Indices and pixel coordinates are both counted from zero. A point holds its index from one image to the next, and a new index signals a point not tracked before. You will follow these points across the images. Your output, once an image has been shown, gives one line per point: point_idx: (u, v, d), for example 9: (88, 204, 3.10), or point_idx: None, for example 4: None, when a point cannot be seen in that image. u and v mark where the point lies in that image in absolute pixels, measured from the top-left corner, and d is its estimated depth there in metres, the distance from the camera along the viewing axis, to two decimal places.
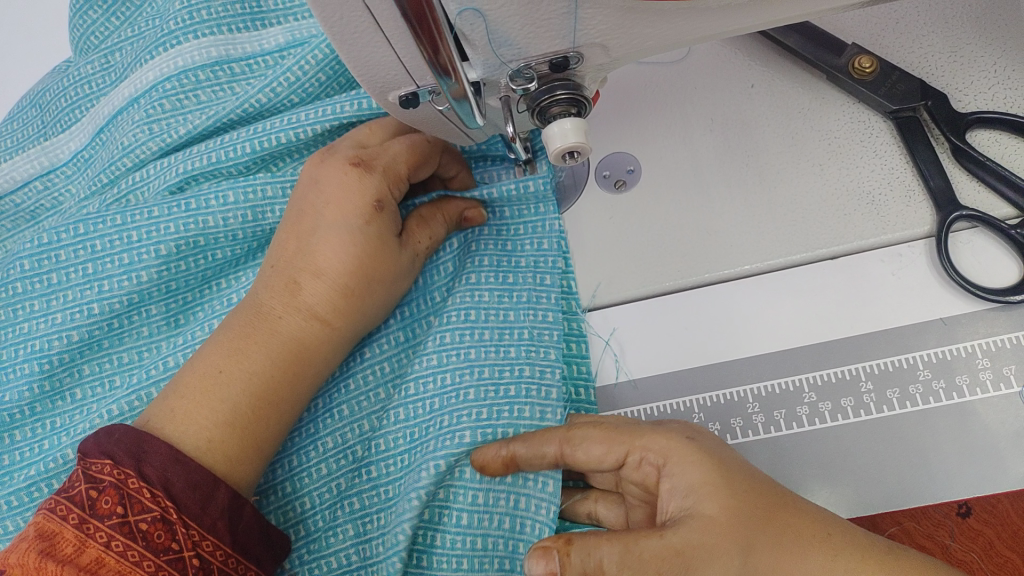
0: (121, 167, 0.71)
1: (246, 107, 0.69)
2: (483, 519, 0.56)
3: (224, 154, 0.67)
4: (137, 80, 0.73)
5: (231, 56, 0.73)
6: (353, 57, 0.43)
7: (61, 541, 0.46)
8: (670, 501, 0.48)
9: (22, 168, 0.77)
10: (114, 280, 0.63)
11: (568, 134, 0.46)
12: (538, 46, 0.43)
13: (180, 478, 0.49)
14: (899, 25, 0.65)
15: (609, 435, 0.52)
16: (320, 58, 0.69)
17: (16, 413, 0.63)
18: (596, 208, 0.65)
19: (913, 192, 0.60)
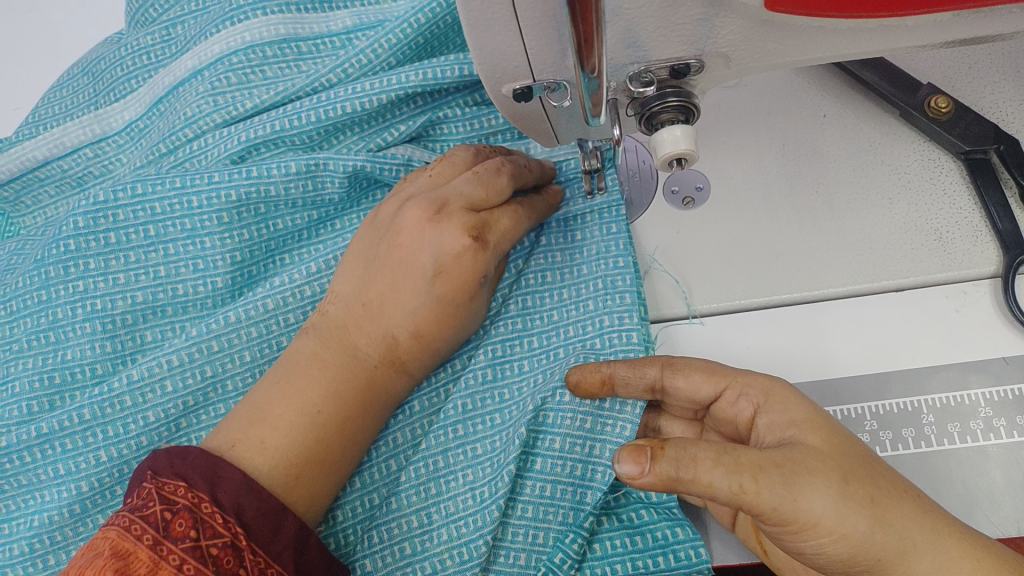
0: (181, 137, 0.71)
1: (315, 85, 0.69)
2: (548, 512, 0.57)
3: (289, 122, 0.67)
4: (201, 52, 0.72)
5: (299, 35, 0.72)
6: (481, 44, 0.43)
7: (135, 561, 0.43)
8: (769, 434, 0.50)
9: (73, 134, 0.75)
10: (180, 245, 0.63)
11: (679, 141, 0.46)
12: (664, 51, 0.44)
13: (251, 504, 0.48)
14: (971, 70, 0.66)
15: (712, 368, 0.55)
16: (393, 42, 0.68)
17: (76, 373, 0.62)
18: (663, 222, 0.66)
19: (980, 234, 0.61)
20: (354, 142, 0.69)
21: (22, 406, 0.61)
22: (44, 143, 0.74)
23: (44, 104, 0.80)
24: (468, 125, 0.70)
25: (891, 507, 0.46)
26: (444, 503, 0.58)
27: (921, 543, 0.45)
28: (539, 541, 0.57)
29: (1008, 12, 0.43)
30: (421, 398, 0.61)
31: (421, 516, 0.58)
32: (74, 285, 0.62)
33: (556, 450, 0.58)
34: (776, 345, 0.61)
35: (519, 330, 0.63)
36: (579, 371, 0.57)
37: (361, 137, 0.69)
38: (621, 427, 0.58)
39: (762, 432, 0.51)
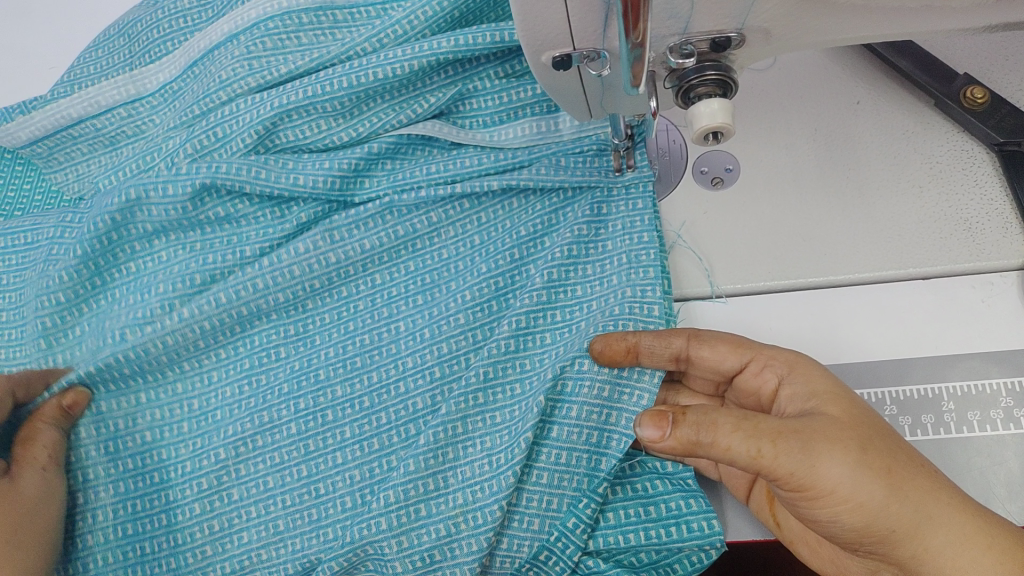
0: (215, 99, 0.71)
1: (350, 53, 0.70)
2: (562, 478, 0.58)
3: (322, 88, 0.67)
4: (238, 17, 0.72)
5: (335, 3, 0.73)
6: (523, 10, 0.44)
7: None
8: (791, 406, 0.53)
9: (109, 93, 0.76)
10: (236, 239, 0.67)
11: (716, 114, 0.46)
12: (704, 23, 0.44)
13: None
14: (1009, 62, 0.66)
15: (739, 340, 0.57)
16: (429, 14, 0.69)
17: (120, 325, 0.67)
18: (692, 202, 0.66)
19: (1011, 225, 0.61)
20: (386, 111, 0.70)
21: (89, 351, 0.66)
22: (79, 101, 0.75)
23: (80, 64, 0.81)
24: (497, 100, 0.71)
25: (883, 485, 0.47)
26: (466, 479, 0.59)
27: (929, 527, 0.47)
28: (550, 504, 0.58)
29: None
30: (441, 363, 0.63)
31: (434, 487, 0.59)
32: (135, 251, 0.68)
33: (586, 422, 0.58)
34: (799, 327, 0.62)
35: (545, 302, 0.63)
36: (603, 340, 0.58)
37: (391, 105, 0.70)
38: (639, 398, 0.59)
39: (784, 403, 0.54)
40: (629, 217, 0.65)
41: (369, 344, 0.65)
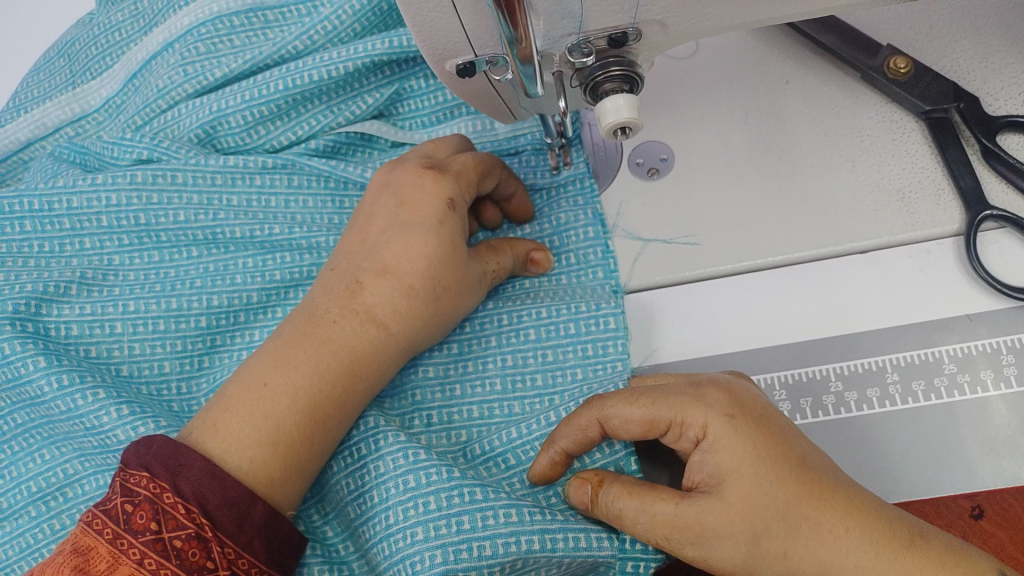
0: (155, 109, 0.72)
1: (282, 54, 0.70)
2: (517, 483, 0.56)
3: (258, 92, 0.68)
4: (171, 26, 0.73)
5: (265, 4, 0.73)
6: (419, 21, 0.44)
7: (95, 557, 0.44)
8: (698, 472, 0.48)
9: (53, 114, 0.76)
10: (201, 194, 0.67)
11: (621, 109, 0.47)
12: (601, 20, 0.44)
13: (216, 494, 0.47)
14: (933, 30, 0.66)
15: (649, 406, 0.49)
16: (357, 8, 0.69)
17: (54, 329, 0.62)
18: (631, 194, 0.66)
19: (943, 192, 0.61)
20: (324, 112, 0.70)
21: (13, 368, 0.59)
22: (24, 125, 0.76)
23: (23, 90, 0.81)
24: (432, 100, 0.72)
25: (812, 548, 0.46)
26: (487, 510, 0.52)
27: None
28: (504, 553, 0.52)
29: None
30: (423, 388, 0.60)
31: (442, 497, 0.52)
32: (79, 240, 0.65)
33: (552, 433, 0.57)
34: (751, 309, 0.62)
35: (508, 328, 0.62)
36: (537, 475, 0.53)
37: (329, 107, 0.70)
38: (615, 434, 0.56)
39: (695, 469, 0.49)
40: (585, 249, 0.65)
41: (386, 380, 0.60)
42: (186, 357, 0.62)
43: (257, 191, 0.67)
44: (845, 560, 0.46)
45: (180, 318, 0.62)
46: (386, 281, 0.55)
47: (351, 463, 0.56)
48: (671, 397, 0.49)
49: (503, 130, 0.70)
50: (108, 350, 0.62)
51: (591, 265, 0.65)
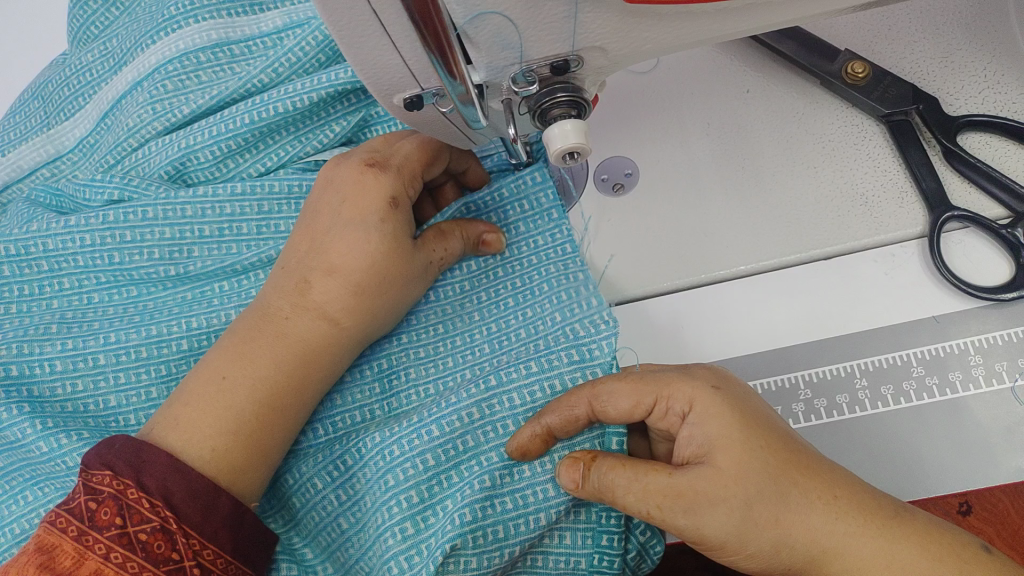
0: (126, 148, 0.72)
1: (248, 87, 0.71)
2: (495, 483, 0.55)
3: (225, 127, 0.69)
4: (140, 65, 0.74)
5: (230, 39, 0.74)
6: (360, 60, 0.45)
7: (60, 554, 0.45)
8: (687, 447, 0.50)
9: (28, 156, 0.78)
10: (173, 228, 0.66)
11: (568, 135, 0.47)
12: (540, 49, 0.45)
13: (180, 487, 0.49)
14: (892, 31, 0.66)
15: (638, 386, 0.51)
16: (320, 39, 0.70)
17: (37, 368, 0.62)
18: (598, 211, 0.67)
19: (906, 194, 0.62)
20: (292, 142, 0.71)
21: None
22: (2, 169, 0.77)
23: (0, 134, 0.82)
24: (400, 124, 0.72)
25: (803, 514, 0.47)
26: (495, 525, 0.54)
27: (873, 551, 0.46)
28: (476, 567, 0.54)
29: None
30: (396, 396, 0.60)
31: (457, 516, 0.53)
32: (56, 280, 0.66)
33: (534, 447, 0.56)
34: (720, 320, 0.62)
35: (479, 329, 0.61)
36: (519, 448, 0.54)
37: (297, 137, 0.71)
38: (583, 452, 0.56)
39: (683, 445, 0.50)
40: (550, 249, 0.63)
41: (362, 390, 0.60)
42: (172, 379, 0.62)
43: (227, 220, 0.67)
44: (835, 526, 0.47)
45: (162, 344, 0.62)
46: (358, 301, 0.55)
47: (337, 478, 0.58)
48: (658, 374, 0.51)
49: (470, 152, 0.70)
50: (91, 385, 0.62)
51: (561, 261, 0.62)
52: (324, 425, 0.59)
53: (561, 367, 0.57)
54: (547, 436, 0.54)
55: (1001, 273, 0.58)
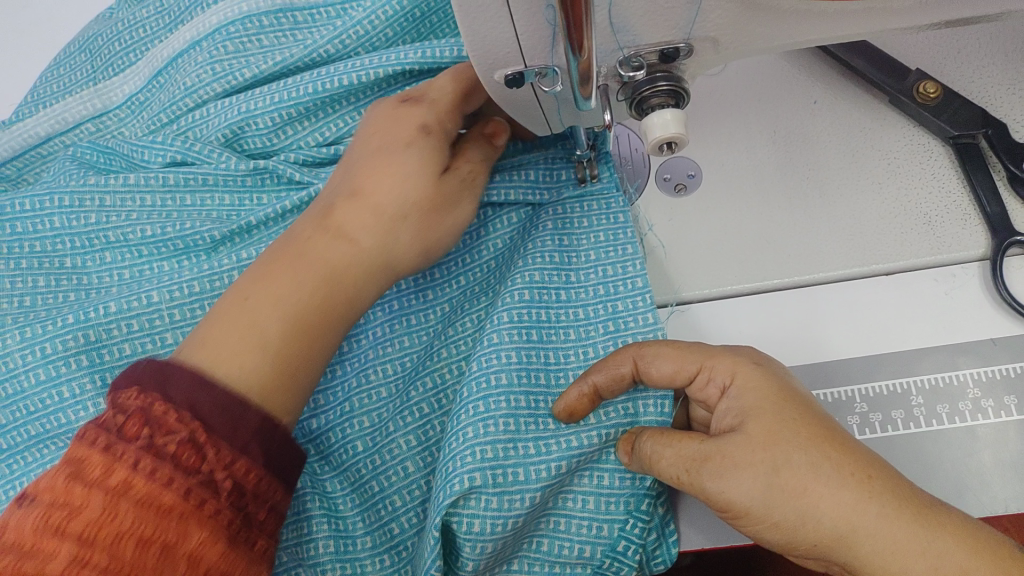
0: (182, 107, 0.72)
1: (313, 57, 0.69)
2: (528, 422, 0.57)
3: (287, 95, 0.67)
4: (198, 24, 0.72)
5: (294, 5, 0.73)
6: (472, 31, 0.44)
7: (90, 466, 0.42)
8: (725, 419, 0.52)
9: (74, 109, 0.75)
10: (230, 184, 0.67)
11: (668, 124, 0.47)
12: (654, 35, 0.44)
13: (209, 403, 0.46)
14: (960, 55, 0.67)
15: (682, 354, 0.54)
16: (390, 13, 0.68)
17: (90, 311, 0.59)
18: (659, 209, 0.67)
19: (969, 217, 0.62)
20: (351, 114, 0.69)
21: (49, 368, 0.59)
22: (44, 120, 0.75)
23: (42, 84, 0.80)
24: None
25: (831, 491, 0.46)
26: (517, 467, 0.56)
27: (905, 539, 0.45)
28: (500, 527, 0.55)
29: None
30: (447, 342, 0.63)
31: (477, 451, 0.55)
32: (105, 233, 0.66)
33: None
34: (778, 325, 0.62)
35: (530, 283, 0.62)
36: (563, 401, 0.56)
37: (357, 108, 0.69)
38: (604, 435, 0.57)
39: (722, 418, 0.53)
40: (603, 214, 0.66)
41: (432, 333, 0.64)
42: None
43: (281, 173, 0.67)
44: (868, 507, 0.46)
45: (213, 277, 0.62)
46: None
47: (411, 422, 0.61)
48: (705, 348, 0.55)
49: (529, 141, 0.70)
50: (140, 345, 0.60)
51: (604, 227, 0.65)
52: (383, 370, 0.62)
53: (597, 338, 0.61)
54: (593, 395, 0.56)
55: None
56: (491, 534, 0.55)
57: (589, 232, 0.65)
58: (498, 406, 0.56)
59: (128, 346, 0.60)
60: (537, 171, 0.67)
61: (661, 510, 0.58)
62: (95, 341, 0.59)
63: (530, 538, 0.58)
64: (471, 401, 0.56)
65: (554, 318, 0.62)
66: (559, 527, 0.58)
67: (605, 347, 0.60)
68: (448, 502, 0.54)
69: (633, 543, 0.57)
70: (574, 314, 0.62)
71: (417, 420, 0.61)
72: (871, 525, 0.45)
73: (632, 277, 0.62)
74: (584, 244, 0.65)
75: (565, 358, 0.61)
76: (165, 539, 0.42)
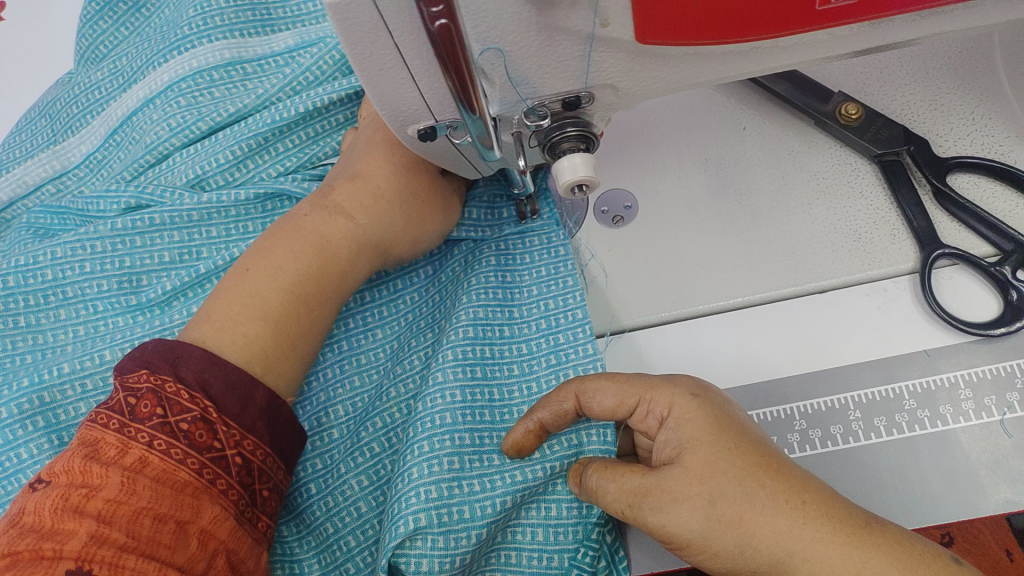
0: (143, 164, 0.72)
1: (266, 105, 0.72)
2: (471, 459, 0.57)
3: (248, 132, 0.70)
4: (151, 82, 0.74)
5: (243, 57, 0.75)
6: (379, 92, 0.46)
7: (105, 445, 0.44)
8: (665, 449, 0.51)
9: (34, 172, 0.77)
10: (182, 232, 0.68)
11: (577, 167, 0.48)
12: (554, 84, 0.46)
13: (218, 379, 0.48)
14: (883, 74, 0.69)
15: (622, 387, 0.53)
16: (336, 57, 0.73)
17: (46, 372, 0.61)
18: (597, 241, 0.68)
19: (897, 231, 0.64)
20: (310, 146, 0.72)
21: (5, 433, 0.58)
22: (6, 184, 0.77)
23: (4, 150, 0.82)
24: None
25: (767, 517, 0.46)
26: (462, 505, 0.56)
27: (840, 560, 0.45)
28: (446, 567, 0.54)
29: (896, 23, 0.45)
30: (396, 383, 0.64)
31: (422, 492, 0.55)
32: (61, 289, 0.66)
33: None
34: (717, 348, 0.63)
35: (473, 319, 0.63)
36: (512, 442, 0.56)
37: (316, 139, 0.72)
38: (548, 469, 0.57)
39: (662, 447, 0.51)
40: (543, 249, 0.67)
41: (385, 371, 0.65)
42: None
43: (234, 221, 0.69)
44: (802, 531, 0.45)
45: (165, 330, 0.64)
46: None
47: (362, 463, 0.61)
48: (644, 378, 0.53)
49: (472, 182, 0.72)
50: (96, 402, 0.62)
51: (546, 263, 0.67)
52: (336, 411, 0.64)
53: (540, 371, 0.62)
54: (540, 431, 0.56)
55: (992, 308, 0.60)
56: (438, 574, 0.54)
57: (530, 268, 0.67)
58: (444, 445, 0.57)
59: (83, 404, 0.61)
60: (478, 209, 0.70)
61: (610, 539, 0.59)
62: (50, 401, 0.60)
63: (483, 573, 0.58)
64: (416, 441, 0.57)
65: (498, 353, 0.63)
66: (510, 560, 0.58)
67: (548, 380, 0.61)
68: (394, 543, 0.53)
69: (584, 572, 0.57)
70: (517, 350, 0.63)
71: (370, 460, 0.62)
72: (806, 548, 0.45)
73: (573, 310, 0.63)
74: (526, 280, 0.67)
75: (510, 394, 0.61)
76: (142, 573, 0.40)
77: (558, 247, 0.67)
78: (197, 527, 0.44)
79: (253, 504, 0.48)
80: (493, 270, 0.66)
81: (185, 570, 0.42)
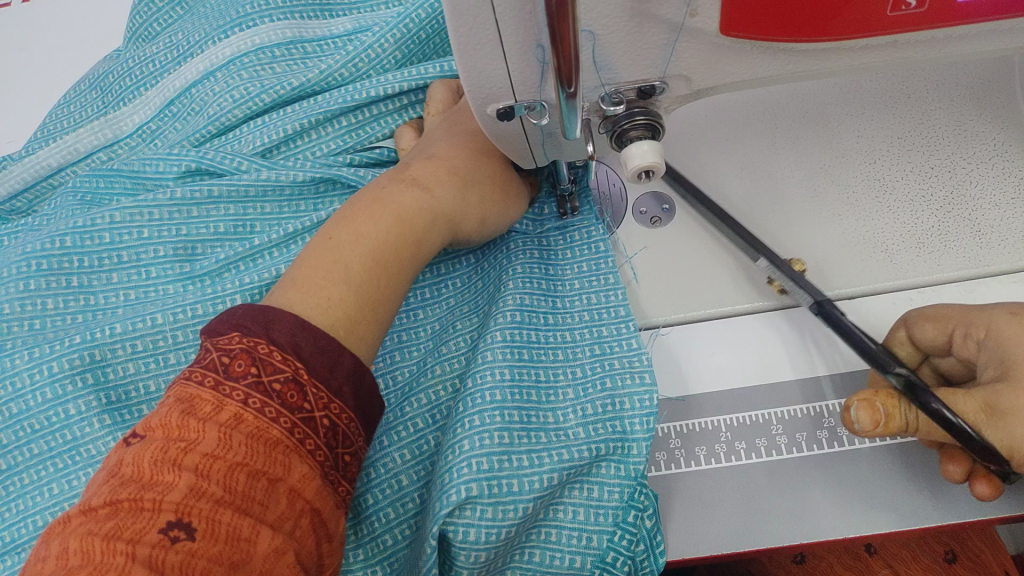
0: (206, 134, 0.76)
1: (328, 81, 0.76)
2: (518, 435, 0.60)
3: (319, 111, 0.74)
4: (211, 55, 0.77)
5: (303, 37, 0.80)
6: (469, 67, 0.48)
7: (200, 402, 0.43)
8: None
9: (86, 140, 0.80)
10: (237, 205, 0.72)
11: (647, 154, 0.51)
12: (633, 73, 0.49)
13: (309, 342, 0.47)
14: (912, 99, 0.75)
15: None
16: (398, 37, 0.77)
17: (97, 332, 0.63)
18: (635, 240, 0.72)
19: (925, 244, 0.67)
20: (371, 124, 0.77)
21: (55, 387, 0.61)
22: (57, 150, 0.79)
23: (51, 120, 0.84)
24: None
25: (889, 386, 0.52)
26: (511, 478, 0.58)
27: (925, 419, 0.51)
28: (491, 537, 0.57)
29: (953, 36, 0.49)
30: (441, 361, 0.67)
31: (474, 463, 0.57)
32: (115, 253, 0.69)
33: (566, 423, 0.62)
34: (750, 346, 0.66)
35: (518, 306, 0.65)
36: None
37: (377, 119, 0.77)
38: (593, 450, 0.60)
39: None
40: (583, 245, 0.70)
41: (428, 350, 0.68)
42: None
43: (288, 200, 0.73)
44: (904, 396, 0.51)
45: (217, 300, 0.65)
46: None
47: (405, 437, 0.63)
48: None
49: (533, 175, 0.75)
50: (144, 365, 0.64)
51: (590, 258, 0.69)
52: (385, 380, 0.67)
53: (584, 359, 0.64)
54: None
55: None
56: (486, 544, 0.57)
57: (570, 262, 0.69)
58: (492, 421, 0.59)
59: (133, 365, 0.63)
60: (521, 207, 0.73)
61: (650, 523, 0.59)
62: (100, 359, 0.62)
63: (521, 549, 0.59)
64: (466, 415, 0.59)
65: (542, 339, 0.65)
66: (550, 537, 0.60)
67: (593, 368, 0.64)
68: (445, 512, 0.56)
69: (622, 555, 0.59)
70: (561, 337, 0.66)
71: (412, 435, 0.64)
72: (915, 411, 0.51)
73: (618, 303, 0.66)
74: (568, 274, 0.69)
75: (555, 376, 0.64)
76: (239, 528, 0.40)
77: (598, 242, 0.69)
78: (287, 485, 0.43)
79: (336, 467, 0.48)
80: (535, 262, 0.69)
81: (277, 528, 0.42)
